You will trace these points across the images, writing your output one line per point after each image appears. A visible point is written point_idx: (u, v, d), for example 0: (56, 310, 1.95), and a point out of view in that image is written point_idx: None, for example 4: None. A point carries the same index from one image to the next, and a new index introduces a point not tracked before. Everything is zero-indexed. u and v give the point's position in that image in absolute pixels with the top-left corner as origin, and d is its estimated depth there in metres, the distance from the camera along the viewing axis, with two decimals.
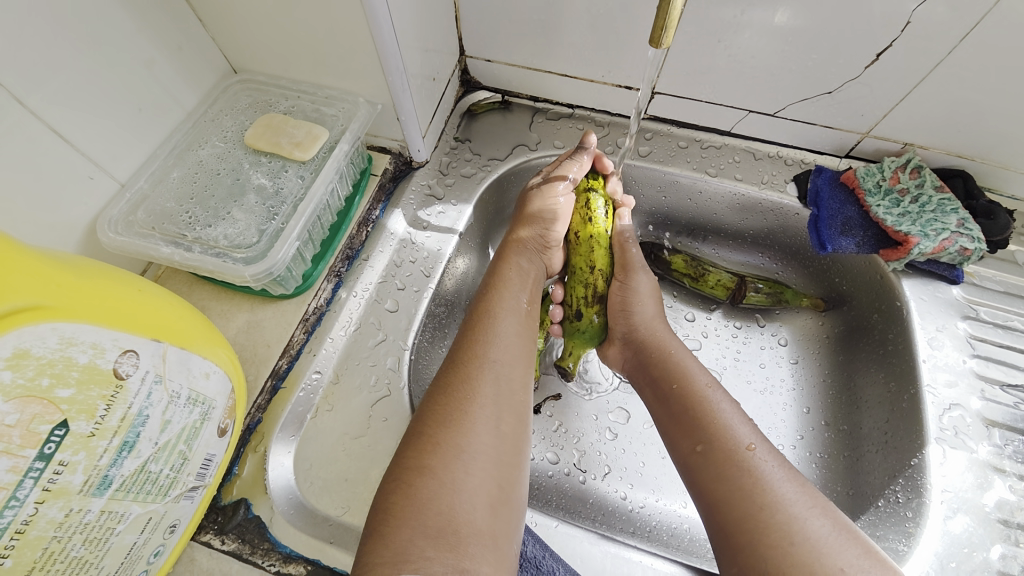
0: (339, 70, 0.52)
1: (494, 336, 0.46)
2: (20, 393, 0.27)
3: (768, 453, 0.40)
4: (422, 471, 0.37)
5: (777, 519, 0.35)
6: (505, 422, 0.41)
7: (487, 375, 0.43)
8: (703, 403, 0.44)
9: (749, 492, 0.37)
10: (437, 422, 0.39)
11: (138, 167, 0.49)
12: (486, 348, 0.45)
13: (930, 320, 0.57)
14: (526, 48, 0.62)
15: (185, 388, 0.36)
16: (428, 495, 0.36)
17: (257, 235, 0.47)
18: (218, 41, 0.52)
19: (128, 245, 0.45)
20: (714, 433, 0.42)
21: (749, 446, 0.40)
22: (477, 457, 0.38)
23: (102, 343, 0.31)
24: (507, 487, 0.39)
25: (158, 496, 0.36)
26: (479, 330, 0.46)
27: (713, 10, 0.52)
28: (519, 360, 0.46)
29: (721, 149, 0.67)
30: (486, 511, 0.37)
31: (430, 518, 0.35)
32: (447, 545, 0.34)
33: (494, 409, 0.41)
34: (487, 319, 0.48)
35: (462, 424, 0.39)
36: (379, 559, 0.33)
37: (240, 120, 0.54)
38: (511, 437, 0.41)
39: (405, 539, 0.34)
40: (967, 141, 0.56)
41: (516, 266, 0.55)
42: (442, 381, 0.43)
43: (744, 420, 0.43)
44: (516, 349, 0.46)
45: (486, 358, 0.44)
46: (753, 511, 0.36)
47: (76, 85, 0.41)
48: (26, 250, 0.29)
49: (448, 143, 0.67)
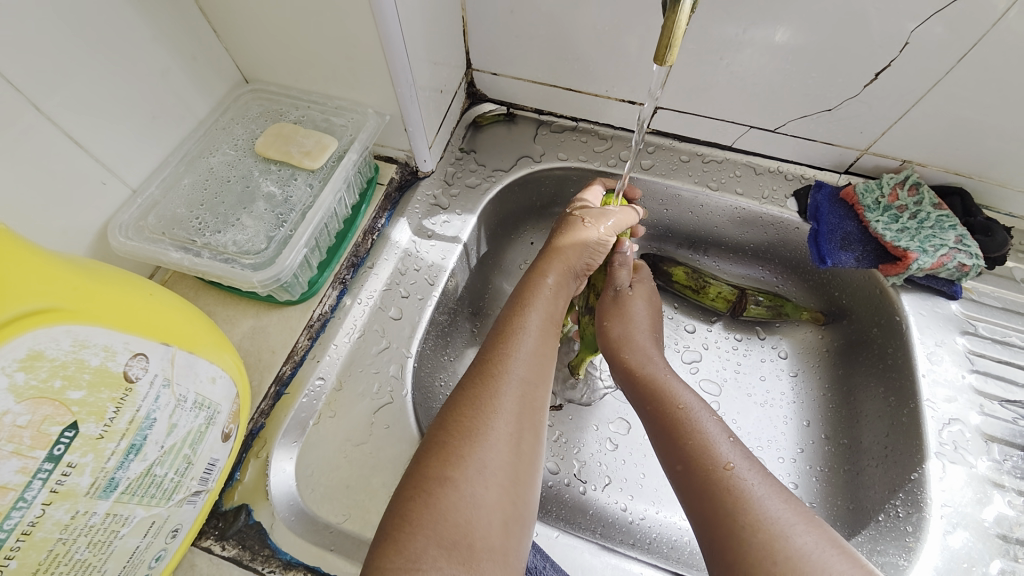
0: (349, 81, 0.53)
1: (518, 351, 0.46)
2: (33, 394, 0.27)
3: (749, 471, 0.39)
4: (444, 481, 0.37)
5: (758, 538, 0.35)
6: (523, 437, 0.41)
7: (513, 390, 0.43)
8: (688, 421, 0.44)
9: (732, 509, 0.37)
10: (461, 433, 0.39)
11: (149, 173, 0.49)
12: (510, 362, 0.45)
13: (929, 334, 0.58)
14: (531, 62, 0.64)
15: (192, 392, 0.37)
16: (446, 505, 0.36)
17: (266, 241, 0.48)
18: (231, 51, 0.53)
19: (138, 249, 0.45)
20: (696, 452, 0.42)
21: (727, 466, 0.40)
22: (496, 471, 0.38)
23: (113, 346, 0.31)
24: (520, 500, 0.39)
25: (162, 500, 0.36)
26: (507, 344, 0.46)
27: (715, 28, 0.53)
28: (540, 376, 0.46)
29: (722, 164, 0.68)
30: (499, 526, 0.37)
31: (445, 529, 0.35)
32: (459, 557, 0.34)
33: (518, 423, 0.41)
34: (514, 333, 0.48)
35: (486, 437, 0.39)
36: (391, 564, 0.33)
37: (251, 129, 0.55)
38: (528, 451, 0.41)
39: (418, 547, 0.34)
40: (963, 158, 0.57)
41: (550, 280, 0.53)
42: (469, 392, 0.42)
43: (726, 437, 0.43)
44: (538, 366, 0.46)
45: (511, 372, 0.44)
46: (735, 528, 0.36)
47: (92, 92, 0.42)
48: (42, 253, 0.30)
49: (453, 154, 0.68)
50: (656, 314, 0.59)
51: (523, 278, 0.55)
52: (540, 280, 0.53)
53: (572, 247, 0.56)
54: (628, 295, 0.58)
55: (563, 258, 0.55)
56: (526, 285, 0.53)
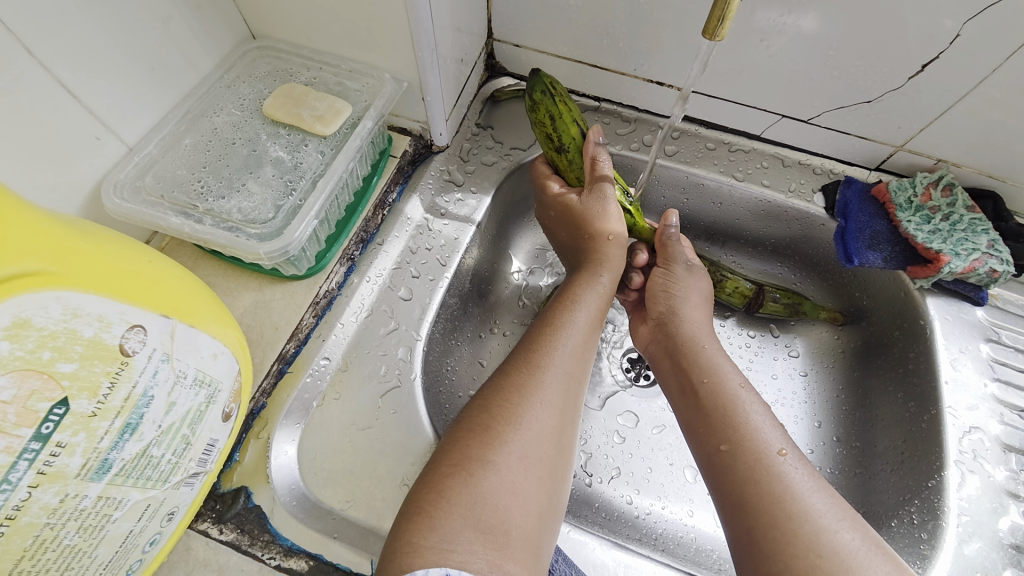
0: (366, 42, 0.49)
1: (563, 343, 0.44)
2: (18, 365, 0.25)
3: (796, 461, 0.39)
4: (485, 465, 0.35)
5: (807, 529, 0.35)
6: (563, 431, 0.39)
7: (557, 381, 0.41)
8: (732, 404, 0.43)
9: (779, 498, 0.37)
10: (504, 418, 0.38)
11: (147, 130, 0.46)
12: (555, 352, 0.43)
13: (953, 340, 0.56)
14: (557, 34, 0.60)
15: (192, 368, 0.34)
16: (486, 490, 0.34)
17: (273, 210, 0.44)
18: (239, 3, 0.49)
19: (134, 212, 0.42)
20: (740, 437, 0.41)
21: (780, 452, 0.40)
22: (537, 461, 0.37)
23: (109, 316, 0.28)
24: (553, 493, 0.38)
25: (158, 482, 0.34)
26: (552, 334, 0.44)
27: (758, 8, 0.49)
28: (581, 371, 0.43)
29: (749, 153, 0.65)
30: (534, 517, 0.35)
31: (483, 512, 0.33)
32: (495, 544, 0.32)
33: (560, 418, 0.39)
34: (558, 324, 0.45)
35: (525, 425, 0.37)
36: (425, 541, 0.32)
37: (258, 89, 0.51)
38: (566, 446, 0.40)
39: (453, 528, 0.32)
40: (1000, 161, 0.55)
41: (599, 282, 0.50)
42: (510, 379, 0.40)
43: (773, 425, 0.42)
44: (580, 362, 0.44)
45: (556, 364, 0.42)
46: (782, 518, 0.36)
47: (85, 36, 0.38)
48: (30, 209, 0.27)
49: (469, 129, 0.65)
50: (711, 288, 0.56)
51: (571, 277, 0.52)
52: (593, 279, 0.50)
53: (614, 252, 0.51)
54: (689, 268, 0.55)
55: (609, 261, 0.51)
56: (574, 283, 0.50)
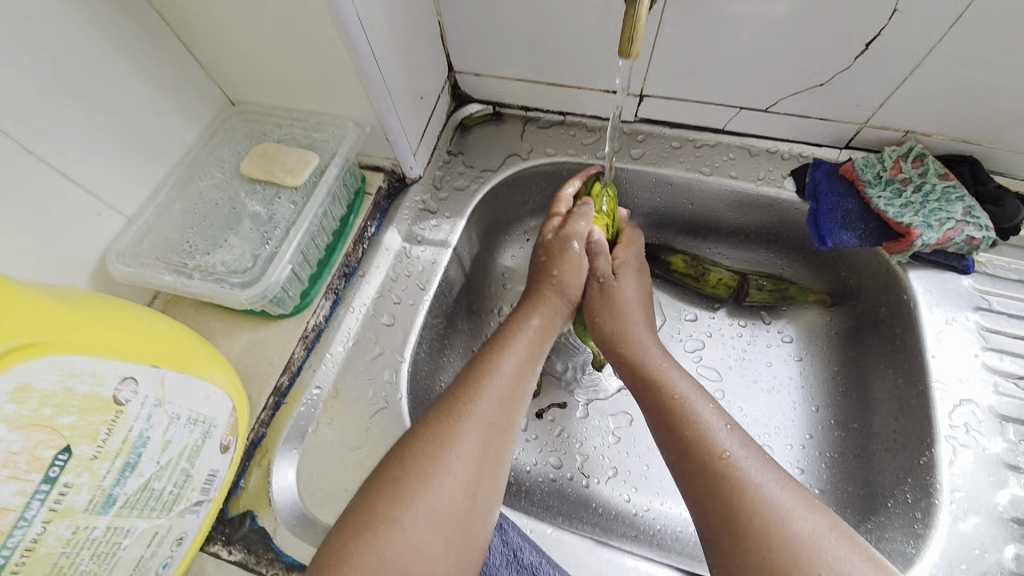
0: (328, 97, 0.54)
1: (483, 387, 0.46)
2: (24, 421, 0.30)
3: (746, 457, 0.40)
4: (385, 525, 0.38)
5: (756, 523, 0.36)
6: (477, 473, 0.42)
7: (472, 427, 0.43)
8: (681, 408, 0.45)
9: (729, 495, 0.38)
10: (413, 471, 0.40)
11: (144, 201, 0.52)
12: (470, 400, 0.45)
13: (940, 311, 0.55)
14: (511, 60, 0.63)
15: (185, 409, 0.39)
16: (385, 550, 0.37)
17: (252, 260, 0.50)
18: (215, 77, 0.55)
19: (135, 275, 0.48)
20: (689, 440, 0.42)
21: (723, 454, 0.40)
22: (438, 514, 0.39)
23: (102, 372, 0.33)
24: (464, 534, 0.40)
25: (163, 511, 0.38)
26: (474, 380, 0.46)
27: (689, 14, 0.51)
28: (503, 408, 0.46)
29: (714, 147, 0.66)
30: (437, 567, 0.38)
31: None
32: None
33: (475, 462, 0.42)
34: (482, 369, 0.47)
35: (433, 477, 0.40)
36: None
37: (237, 152, 0.57)
38: (480, 489, 0.42)
39: None
40: (970, 126, 0.54)
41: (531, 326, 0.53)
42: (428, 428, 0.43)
43: (723, 423, 0.43)
44: (503, 403, 0.46)
45: (472, 412, 0.44)
46: (733, 513, 0.37)
47: (79, 130, 0.45)
48: (25, 291, 0.32)
49: (441, 157, 0.69)
50: (649, 289, 0.58)
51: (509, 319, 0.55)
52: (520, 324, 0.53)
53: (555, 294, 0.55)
54: (613, 282, 0.56)
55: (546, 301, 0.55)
56: (508, 324, 0.53)
